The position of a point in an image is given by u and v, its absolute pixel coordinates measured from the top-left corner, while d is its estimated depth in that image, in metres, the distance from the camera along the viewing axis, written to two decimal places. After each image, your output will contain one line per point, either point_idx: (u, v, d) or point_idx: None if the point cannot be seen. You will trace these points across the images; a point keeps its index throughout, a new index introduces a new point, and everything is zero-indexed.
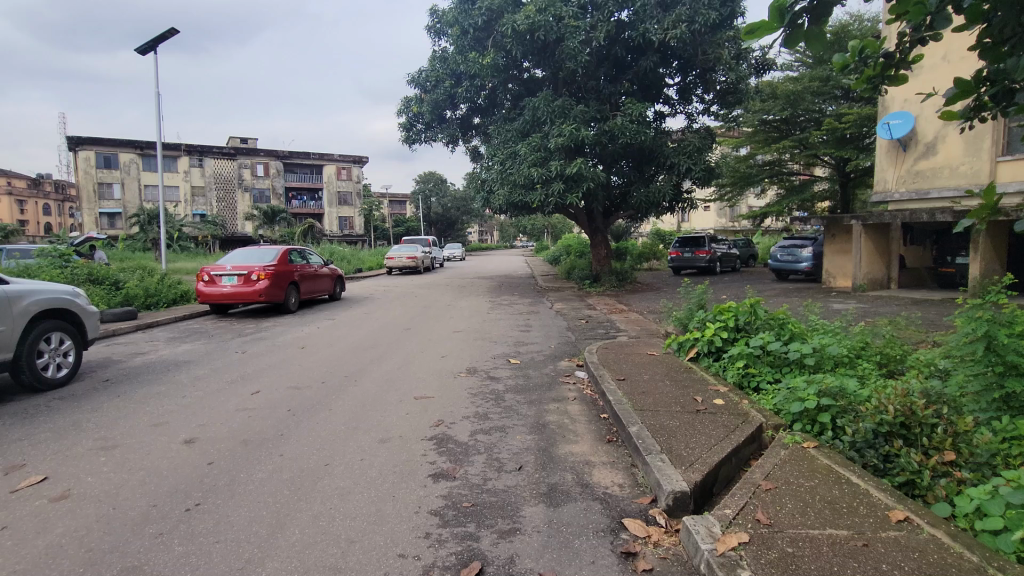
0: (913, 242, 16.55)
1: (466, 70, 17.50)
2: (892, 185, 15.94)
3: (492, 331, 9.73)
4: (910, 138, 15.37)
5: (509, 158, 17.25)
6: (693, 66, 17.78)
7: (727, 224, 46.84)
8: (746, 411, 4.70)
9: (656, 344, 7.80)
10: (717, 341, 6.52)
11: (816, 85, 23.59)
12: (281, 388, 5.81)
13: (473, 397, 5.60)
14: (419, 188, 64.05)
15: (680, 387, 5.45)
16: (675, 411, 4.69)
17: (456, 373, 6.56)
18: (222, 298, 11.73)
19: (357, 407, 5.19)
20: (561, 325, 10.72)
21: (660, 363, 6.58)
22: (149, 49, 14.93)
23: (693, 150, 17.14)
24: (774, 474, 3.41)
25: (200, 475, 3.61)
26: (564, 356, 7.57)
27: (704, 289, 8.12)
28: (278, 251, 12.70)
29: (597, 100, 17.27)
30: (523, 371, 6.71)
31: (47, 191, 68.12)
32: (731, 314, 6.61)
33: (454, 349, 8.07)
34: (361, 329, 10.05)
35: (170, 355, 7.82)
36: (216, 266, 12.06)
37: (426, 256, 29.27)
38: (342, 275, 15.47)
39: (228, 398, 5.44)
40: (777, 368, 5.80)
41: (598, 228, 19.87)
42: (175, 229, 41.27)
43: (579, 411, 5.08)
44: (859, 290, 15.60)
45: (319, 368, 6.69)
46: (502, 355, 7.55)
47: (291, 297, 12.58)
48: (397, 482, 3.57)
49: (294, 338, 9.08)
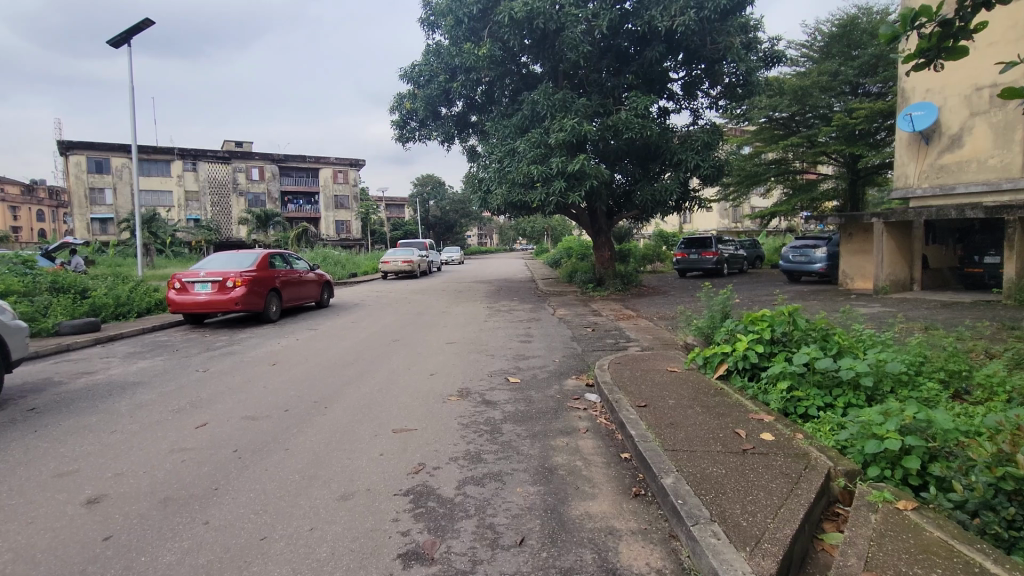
0: (935, 241, 15.65)
1: (461, 63, 16.61)
2: (913, 180, 14.96)
3: (489, 343, 8.74)
4: (933, 130, 14.41)
5: (507, 156, 16.33)
6: (700, 58, 16.88)
7: (731, 224, 45.92)
8: (804, 451, 3.74)
9: (676, 358, 6.84)
10: (752, 357, 5.54)
11: (825, 80, 22.61)
12: (236, 419, 4.84)
13: (463, 430, 4.62)
14: (417, 191, 63.01)
15: (714, 415, 4.50)
16: (715, 451, 3.72)
17: (446, 396, 5.57)
18: (195, 307, 10.76)
19: (321, 445, 4.23)
20: (565, 334, 9.73)
21: (685, 383, 5.62)
22: (121, 41, 13.97)
23: (701, 145, 16.27)
24: (875, 562, 2.46)
25: (86, 563, 2.65)
26: (570, 373, 6.57)
27: (728, 296, 7.16)
28: (257, 255, 11.75)
29: (599, 94, 16.50)
30: (524, 393, 5.72)
31: (42, 197, 67.20)
32: (766, 324, 5.66)
33: (445, 364, 7.12)
34: (344, 341, 9.09)
35: (120, 375, 6.83)
36: (189, 272, 11.09)
37: (423, 259, 28.31)
38: (331, 280, 14.48)
39: (166, 435, 4.48)
40: (828, 392, 4.86)
41: (601, 229, 18.88)
42: (168, 234, 40.34)
43: (593, 450, 4.11)
44: (882, 293, 14.57)
45: (286, 392, 5.72)
46: (499, 373, 6.59)
47: (271, 305, 11.63)
48: (352, 570, 2.59)
49: (267, 353, 8.10)
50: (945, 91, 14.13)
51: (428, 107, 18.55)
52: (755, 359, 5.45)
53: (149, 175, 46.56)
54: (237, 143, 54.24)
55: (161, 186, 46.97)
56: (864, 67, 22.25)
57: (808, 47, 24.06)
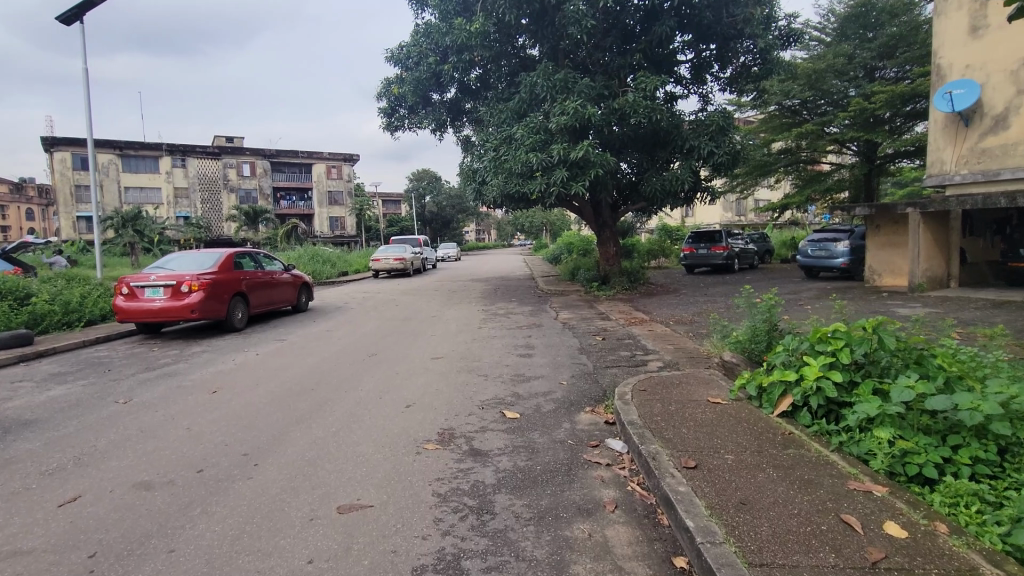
0: (973, 232, 14.25)
1: (452, 41, 15.20)
2: (950, 165, 13.59)
3: (482, 358, 7.33)
4: (974, 111, 13.03)
5: (504, 144, 14.90)
6: (711, 35, 15.53)
7: (734, 218, 44.58)
8: (970, 566, 2.38)
9: (713, 382, 5.46)
10: (826, 390, 4.13)
11: (840, 63, 21.13)
12: (121, 490, 3.46)
13: (439, 507, 3.22)
14: (413, 187, 61.60)
15: (797, 487, 3.13)
16: (830, 569, 2.36)
17: (420, 444, 4.20)
18: (146, 315, 9.37)
19: (224, 543, 2.86)
20: (571, 344, 8.34)
21: (739, 423, 4.22)
22: (72, 17, 12.52)
23: (716, 130, 14.83)
24: None
25: None
26: (582, 403, 5.19)
27: (775, 303, 5.78)
28: (220, 255, 10.36)
29: (603, 75, 15.10)
30: (524, 437, 4.32)
31: (31, 196, 65.70)
32: (841, 344, 4.26)
33: (426, 390, 5.74)
34: (312, 356, 7.71)
35: (17, 409, 5.41)
36: (139, 274, 9.69)
37: (417, 257, 26.89)
38: (310, 281, 13.11)
39: (8, 521, 3.09)
40: (947, 443, 3.47)
41: (605, 224, 17.41)
42: (157, 232, 38.74)
43: (632, 551, 2.75)
44: (917, 290, 13.23)
45: (211, 441, 4.33)
46: (493, 404, 5.20)
47: (235, 311, 10.26)
48: None
49: (213, 375, 6.68)
50: (987, 67, 12.75)
51: (418, 92, 17.13)
52: (835, 395, 4.04)
53: (137, 172, 45.10)
54: (227, 138, 52.74)
55: (148, 183, 45.64)
56: (883, 48, 20.75)
57: (820, 29, 22.60)
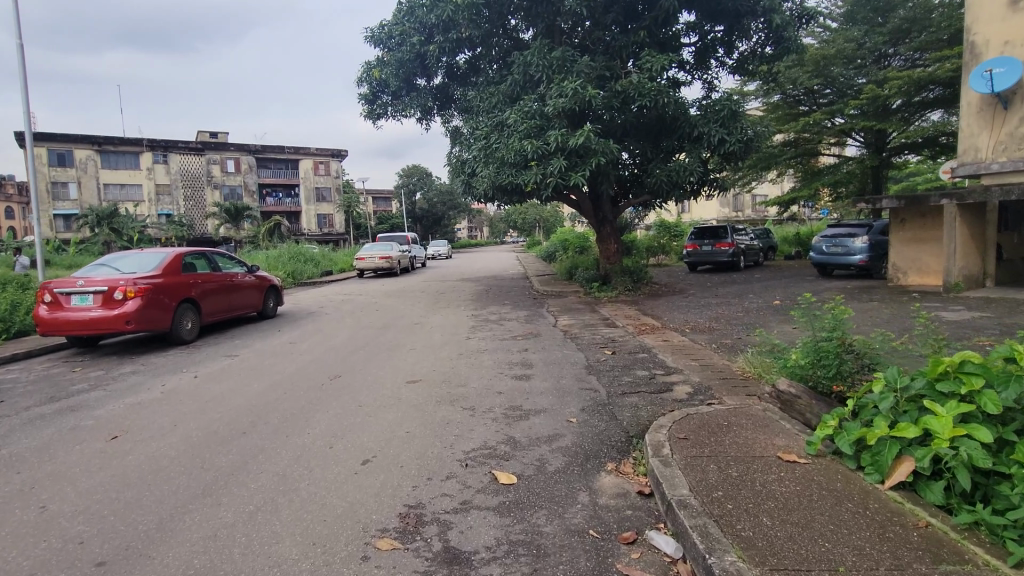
0: (1007, 227, 13.05)
1: (437, 18, 13.82)
2: (986, 153, 12.34)
3: (469, 382, 5.95)
4: (1014, 92, 11.74)
5: (495, 131, 13.57)
6: (721, 12, 14.19)
7: (731, 213, 43.43)
8: None
9: (774, 425, 4.09)
10: (970, 455, 2.75)
11: (851, 48, 19.70)
12: None
13: None
14: (403, 184, 60.14)
15: None
16: None
17: (371, 540, 2.82)
18: (73, 327, 7.94)
19: None
20: (575, 361, 6.99)
21: (841, 505, 2.84)
22: None
23: (728, 114, 13.42)
24: None
25: None
26: (604, 457, 3.83)
27: (844, 318, 4.44)
28: (166, 255, 8.92)
29: (603, 54, 13.69)
30: (527, 524, 2.95)
31: (12, 194, 63.43)
32: (984, 386, 2.90)
33: (389, 434, 4.34)
34: (261, 378, 6.31)
35: None
36: (66, 279, 8.24)
37: (405, 255, 25.45)
38: (278, 283, 11.68)
39: None
40: None
41: (605, 220, 16.02)
42: (137, 232, 36.94)
43: None
44: (953, 291, 12.01)
45: (61, 536, 2.90)
46: (482, 460, 3.80)
47: (183, 321, 8.83)
48: None
49: (127, 409, 5.27)
50: None
51: (400, 75, 15.69)
52: (988, 465, 2.67)
53: (116, 168, 43.24)
54: (210, 134, 50.96)
55: (128, 179, 43.72)
56: (895, 33, 19.25)
57: (829, 14, 21.14)
